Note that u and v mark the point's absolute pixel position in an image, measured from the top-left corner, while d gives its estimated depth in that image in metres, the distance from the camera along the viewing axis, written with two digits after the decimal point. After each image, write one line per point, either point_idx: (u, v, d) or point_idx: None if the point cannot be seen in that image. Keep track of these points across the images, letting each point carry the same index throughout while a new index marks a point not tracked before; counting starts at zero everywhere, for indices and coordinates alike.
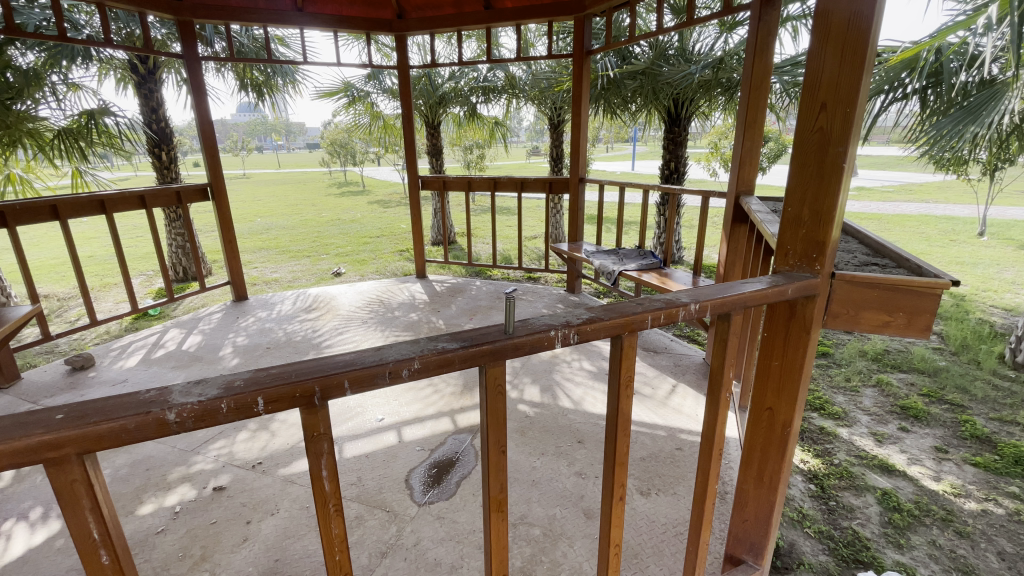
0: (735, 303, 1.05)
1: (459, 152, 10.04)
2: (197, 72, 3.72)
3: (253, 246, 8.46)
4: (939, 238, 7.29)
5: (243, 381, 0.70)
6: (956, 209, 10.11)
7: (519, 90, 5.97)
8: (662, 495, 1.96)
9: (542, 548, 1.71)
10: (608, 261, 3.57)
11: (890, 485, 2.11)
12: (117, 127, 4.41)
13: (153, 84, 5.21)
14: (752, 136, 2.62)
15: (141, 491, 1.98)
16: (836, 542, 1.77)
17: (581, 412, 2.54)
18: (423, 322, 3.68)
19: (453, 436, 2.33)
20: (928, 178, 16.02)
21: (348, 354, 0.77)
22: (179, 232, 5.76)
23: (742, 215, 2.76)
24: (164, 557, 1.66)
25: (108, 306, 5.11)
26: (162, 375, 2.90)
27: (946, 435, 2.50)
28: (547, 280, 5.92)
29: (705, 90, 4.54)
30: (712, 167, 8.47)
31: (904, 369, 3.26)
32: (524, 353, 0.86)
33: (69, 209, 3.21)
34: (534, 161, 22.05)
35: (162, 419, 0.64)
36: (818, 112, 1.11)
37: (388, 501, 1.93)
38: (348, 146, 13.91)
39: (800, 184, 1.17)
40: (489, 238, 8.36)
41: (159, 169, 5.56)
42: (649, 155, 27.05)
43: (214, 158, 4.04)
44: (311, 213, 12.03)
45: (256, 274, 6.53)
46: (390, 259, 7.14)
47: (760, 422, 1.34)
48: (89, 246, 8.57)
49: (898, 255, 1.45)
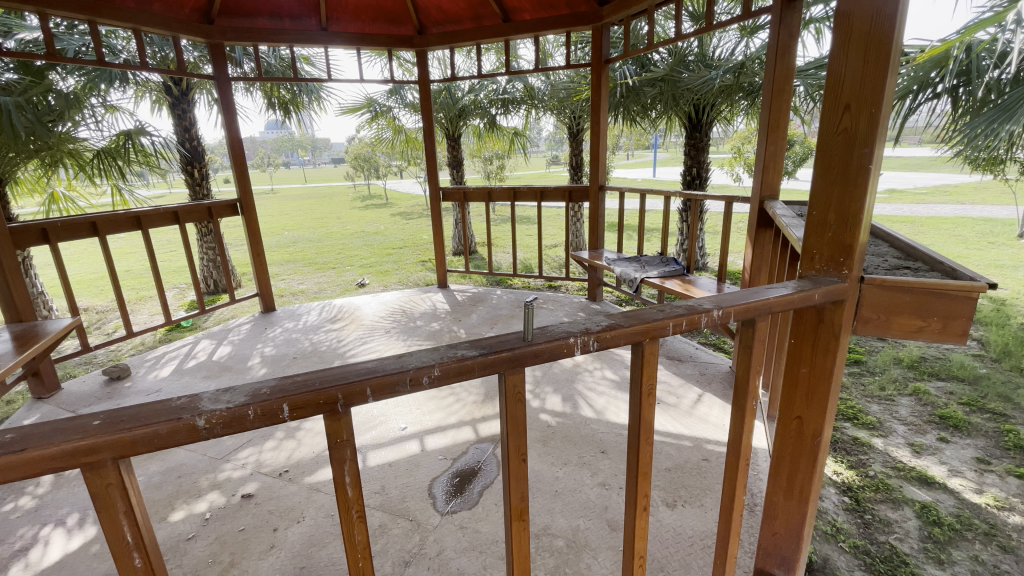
0: (760, 309, 1.03)
1: (480, 164, 10.17)
2: (227, 91, 3.85)
3: (281, 258, 8.68)
4: (977, 241, 7.01)
5: (269, 389, 0.71)
6: (994, 210, 9.68)
7: (538, 100, 6.04)
8: (689, 507, 1.91)
9: (565, 560, 1.69)
10: (629, 268, 3.54)
11: (929, 497, 2.02)
12: (153, 146, 4.57)
13: (186, 104, 5.45)
14: (776, 140, 2.57)
15: (173, 498, 2.03)
16: (872, 557, 1.70)
17: (604, 421, 2.52)
18: (444, 331, 3.71)
19: (475, 445, 2.33)
20: (962, 178, 15.47)
21: (370, 362, 0.79)
22: (210, 246, 5.97)
23: (768, 220, 2.70)
24: (194, 562, 1.70)
25: (142, 319, 5.32)
26: (193, 385, 2.99)
27: (988, 446, 2.38)
28: (568, 288, 5.93)
29: (726, 95, 4.50)
30: (736, 172, 8.37)
31: (942, 377, 3.12)
32: (544, 361, 0.86)
33: (106, 225, 3.34)
34: (554, 170, 22.12)
35: (193, 425, 0.66)
36: (842, 114, 1.09)
37: (411, 510, 1.94)
38: (372, 160, 14.19)
39: (825, 187, 1.14)
40: (508, 248, 8.41)
41: (191, 186, 5.79)
42: (671, 162, 26.98)
43: (242, 173, 4.15)
44: (336, 226, 12.37)
45: (283, 286, 6.70)
46: (412, 270, 7.24)
47: (789, 431, 1.30)
48: (126, 262, 8.92)
49: (932, 258, 1.39)
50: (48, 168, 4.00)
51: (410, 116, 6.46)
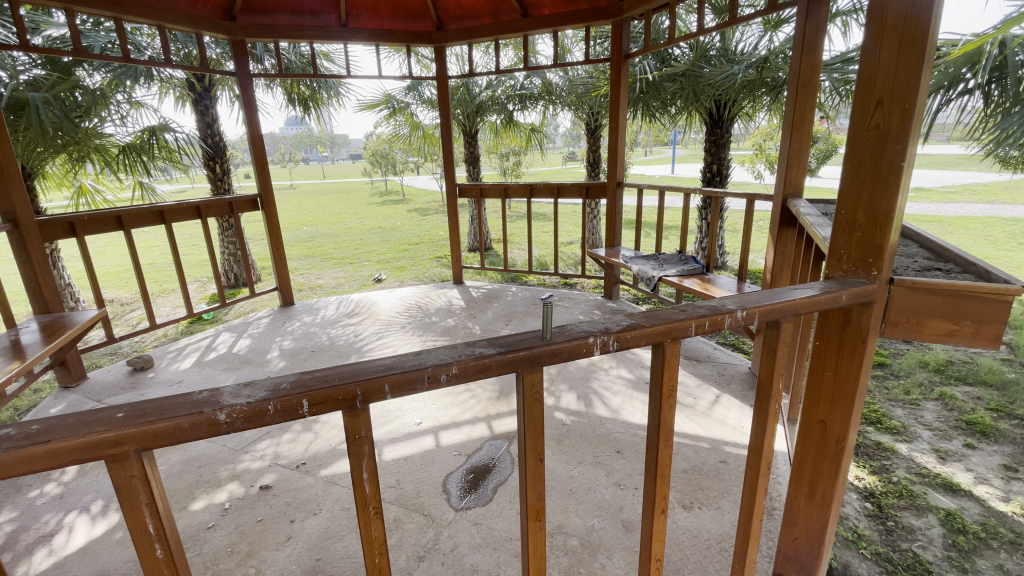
0: (785, 310, 1.00)
1: (496, 160, 10.16)
2: (248, 88, 3.89)
3: (299, 253, 8.80)
4: (1007, 241, 6.78)
5: (289, 384, 0.72)
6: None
7: (556, 96, 5.99)
8: (705, 509, 1.89)
9: (579, 559, 1.69)
10: (646, 267, 3.50)
11: (953, 505, 1.95)
12: (176, 142, 4.67)
13: (208, 100, 5.54)
14: (800, 137, 2.51)
15: (193, 487, 2.08)
16: (894, 564, 1.66)
17: (619, 421, 2.50)
18: (459, 327, 3.71)
19: (490, 442, 2.33)
20: (994, 178, 14.95)
21: (388, 359, 0.78)
22: (231, 240, 6.08)
23: (790, 218, 2.65)
24: (214, 551, 1.74)
25: (165, 311, 5.44)
26: (213, 377, 3.05)
27: (1016, 453, 2.29)
28: (584, 285, 5.91)
29: (749, 90, 4.42)
30: (757, 170, 8.24)
31: (969, 382, 3.02)
32: (562, 360, 0.85)
33: (131, 219, 3.41)
34: (570, 167, 22.01)
35: (214, 419, 0.66)
36: (873, 109, 1.05)
37: (426, 505, 1.95)
38: (389, 156, 14.28)
39: (854, 186, 1.10)
40: (524, 244, 8.39)
41: (213, 181, 5.91)
42: (690, 159, 26.68)
43: (263, 169, 4.20)
44: (354, 222, 12.51)
45: (301, 280, 6.79)
46: (428, 265, 7.28)
47: (812, 435, 1.27)
48: (150, 255, 9.15)
49: (965, 259, 1.33)
50: (76, 163, 4.11)
51: (428, 112, 6.49)
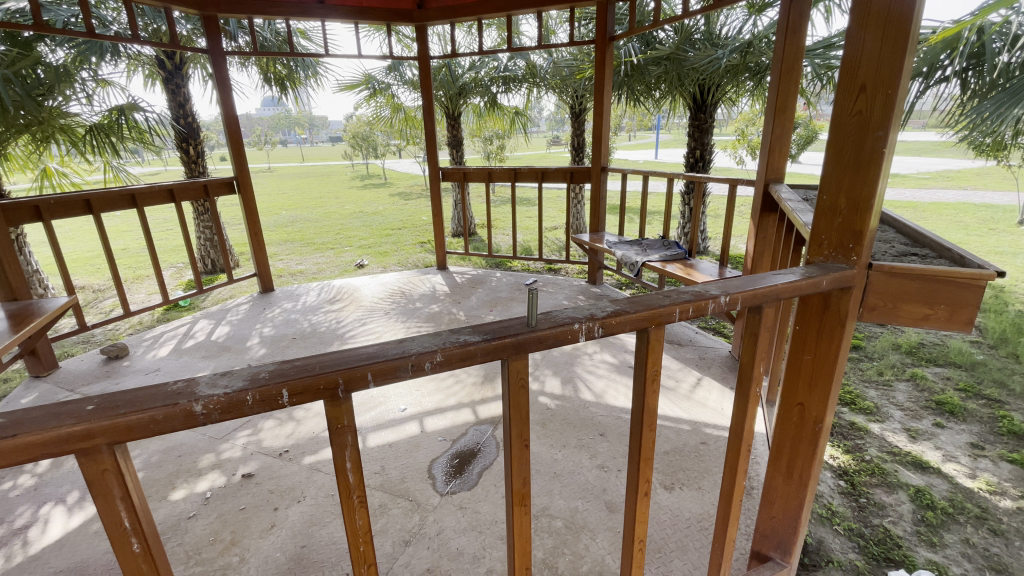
0: (767, 295, 1.01)
1: (480, 144, 10.04)
2: (221, 66, 3.75)
3: (279, 238, 8.62)
4: (978, 227, 6.97)
5: (268, 373, 0.70)
6: (997, 195, 9.63)
7: (540, 78, 5.89)
8: (686, 489, 1.93)
9: (564, 541, 1.72)
10: (630, 252, 3.51)
11: (922, 482, 2.03)
12: (147, 123, 4.48)
13: (180, 79, 5.34)
14: (783, 122, 2.52)
15: (173, 476, 2.04)
16: (866, 540, 1.72)
17: (603, 404, 2.52)
18: (444, 313, 3.69)
19: (475, 427, 2.34)
20: (967, 165, 15.33)
21: (371, 346, 0.77)
22: (207, 225, 5.93)
23: (772, 204, 2.68)
24: (196, 541, 1.72)
25: (140, 298, 5.30)
26: (192, 365, 2.99)
27: (982, 431, 2.38)
28: (568, 270, 5.91)
29: (732, 75, 4.43)
30: (739, 156, 8.30)
31: (939, 363, 3.13)
32: (548, 346, 0.84)
33: (101, 203, 3.28)
34: (554, 152, 21.88)
35: (189, 411, 0.64)
36: (856, 95, 1.05)
37: (411, 490, 1.96)
38: (371, 138, 14.02)
39: (837, 171, 1.10)
40: (508, 230, 8.35)
41: (187, 163, 5.73)
42: (673, 144, 26.77)
43: (239, 151, 4.08)
44: (334, 206, 12.27)
45: (281, 266, 6.67)
46: (411, 251, 7.21)
47: (791, 417, 1.30)
48: (122, 240, 8.87)
49: (939, 244, 1.35)
50: (40, 144, 3.91)
51: (409, 93, 6.35)
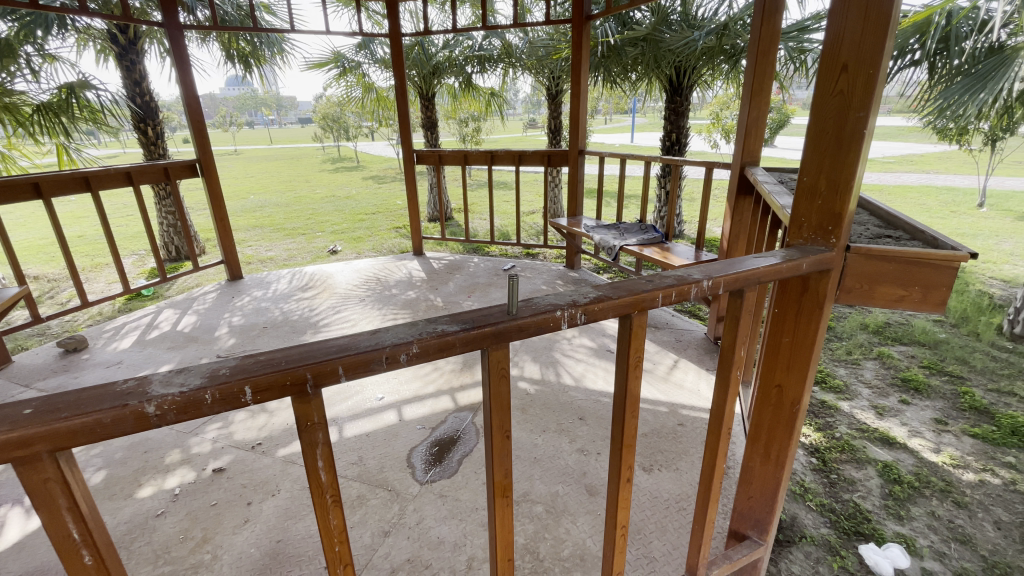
0: (749, 278, 1.00)
1: (455, 126, 9.85)
2: (179, 41, 3.54)
3: (247, 224, 8.34)
4: (940, 210, 7.22)
5: (229, 369, 0.65)
6: (957, 179, 9.99)
7: (516, 58, 5.77)
8: (664, 471, 1.96)
9: (545, 526, 1.73)
10: (608, 236, 3.50)
11: (890, 457, 2.10)
12: (100, 102, 4.22)
13: (134, 55, 5.03)
14: (759, 104, 2.52)
15: (139, 473, 1.96)
16: (837, 515, 1.78)
17: (582, 388, 2.53)
18: (420, 299, 3.63)
19: (454, 414, 2.31)
20: (929, 150, 15.84)
21: (342, 338, 0.72)
22: (170, 210, 5.68)
23: (748, 187, 2.69)
24: (165, 539, 1.65)
25: (99, 288, 5.06)
26: (157, 357, 2.87)
27: (945, 407, 2.48)
28: (546, 255, 5.90)
29: (708, 57, 4.42)
30: (714, 139, 8.37)
31: (904, 342, 3.24)
32: (529, 335, 0.81)
33: (52, 186, 3.09)
34: (531, 134, 21.69)
35: (141, 412, 0.59)
36: (838, 75, 1.03)
37: (390, 480, 1.92)
38: (341, 120, 13.62)
39: (817, 153, 1.10)
40: (485, 214, 8.27)
41: (146, 145, 5.44)
42: (649, 128, 26.88)
43: (201, 132, 3.89)
44: (305, 190, 11.92)
45: (250, 252, 6.45)
46: (386, 236, 7.07)
47: (769, 399, 1.31)
48: (79, 227, 8.43)
49: (913, 227, 1.37)
50: None
51: (381, 73, 6.14)
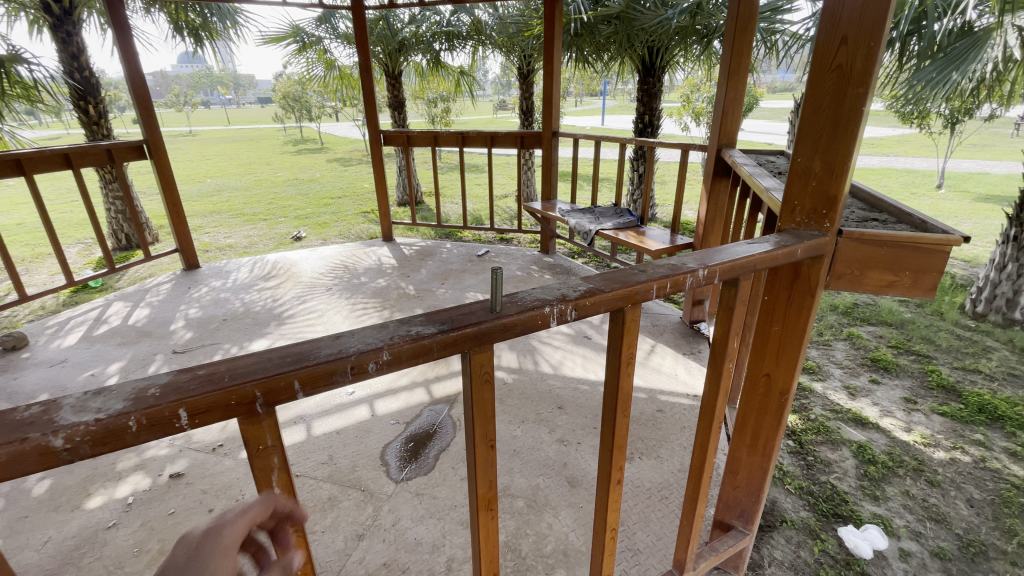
0: (744, 267, 0.94)
1: (423, 106, 9.55)
2: (119, 10, 3.24)
3: (204, 209, 7.91)
4: (901, 192, 7.45)
5: (159, 390, 0.54)
6: (915, 161, 10.35)
7: (486, 36, 5.57)
8: (645, 459, 1.93)
9: (526, 521, 1.67)
10: (583, 220, 3.44)
11: (864, 437, 2.13)
12: (34, 79, 3.79)
13: (71, 26, 4.61)
14: (736, 85, 2.47)
15: (87, 482, 1.80)
16: (815, 497, 1.79)
17: (560, 376, 2.48)
18: (391, 287, 3.50)
19: (429, 408, 2.22)
20: (889, 134, 16.37)
21: (298, 346, 0.62)
22: (118, 195, 5.30)
23: (724, 169, 2.66)
24: (117, 554, 1.52)
25: (41, 280, 4.70)
26: (106, 354, 2.67)
27: (914, 386, 2.55)
28: (520, 240, 5.81)
29: (681, 37, 4.35)
30: (684, 122, 8.38)
31: (872, 322, 3.32)
32: (516, 335, 0.73)
33: None
34: (501, 116, 21.34)
35: (46, 447, 0.48)
36: (837, 48, 0.97)
37: (363, 480, 1.83)
38: (303, 100, 13.05)
39: (812, 132, 1.04)
40: (457, 198, 8.09)
41: (87, 125, 5.02)
42: (620, 110, 26.89)
43: (148, 111, 3.59)
44: (266, 173, 11.40)
45: (208, 240, 6.13)
46: (353, 221, 6.83)
47: (756, 389, 1.27)
48: (16, 214, 7.83)
49: (898, 210, 1.35)
50: None
51: (343, 49, 5.84)
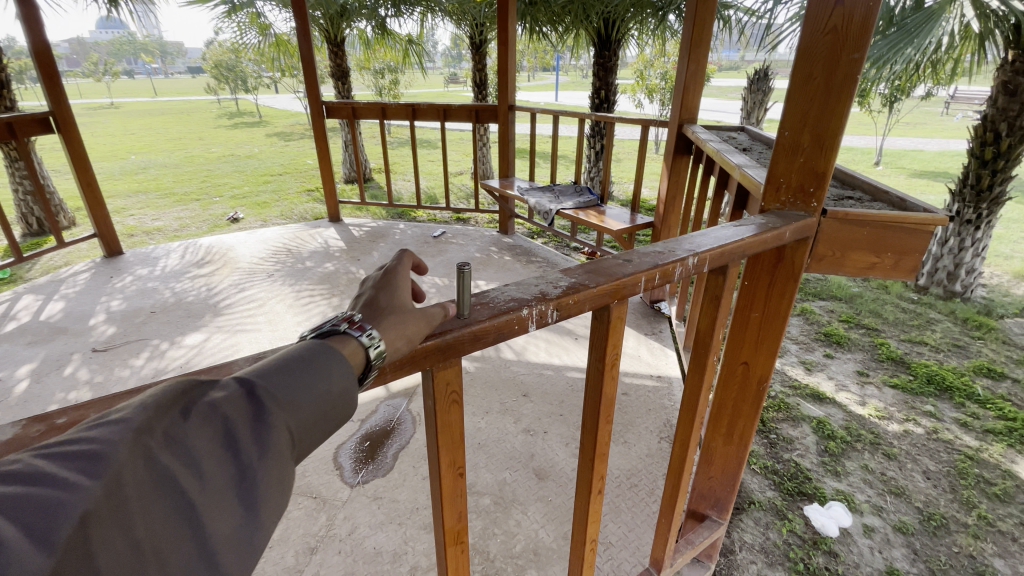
0: (734, 253, 0.86)
1: (369, 78, 9.02)
2: None
3: (128, 189, 7.20)
4: None
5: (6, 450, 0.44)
6: (853, 139, 10.84)
7: (436, 2, 5.23)
8: (613, 445, 1.88)
9: (494, 520, 1.58)
10: (543, 199, 3.31)
11: (822, 413, 2.17)
12: None
13: None
14: (697, 57, 2.38)
15: None
16: (780, 476, 1.79)
17: (524, 362, 2.38)
18: (341, 272, 3.27)
19: (385, 402, 2.07)
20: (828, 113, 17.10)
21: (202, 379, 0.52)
22: (21, 174, 4.69)
23: (685, 146, 2.59)
24: None
25: None
26: (10, 356, 2.34)
27: (865, 359, 2.64)
28: (477, 220, 5.63)
29: (637, 8, 4.24)
30: (638, 99, 8.35)
31: (824, 297, 3.42)
32: (488, 344, 0.62)
33: None
34: (452, 91, 20.68)
35: None
36: (831, 8, 0.87)
37: (314, 486, 1.68)
38: (236, 69, 12.08)
39: (801, 103, 0.95)
40: (409, 176, 7.74)
41: None
42: (573, 87, 26.70)
43: (53, 77, 3.11)
44: (199, 149, 10.52)
45: (133, 223, 5.57)
46: (297, 200, 6.40)
47: (734, 377, 1.21)
48: None
49: (873, 187, 1.30)
50: None
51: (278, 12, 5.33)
